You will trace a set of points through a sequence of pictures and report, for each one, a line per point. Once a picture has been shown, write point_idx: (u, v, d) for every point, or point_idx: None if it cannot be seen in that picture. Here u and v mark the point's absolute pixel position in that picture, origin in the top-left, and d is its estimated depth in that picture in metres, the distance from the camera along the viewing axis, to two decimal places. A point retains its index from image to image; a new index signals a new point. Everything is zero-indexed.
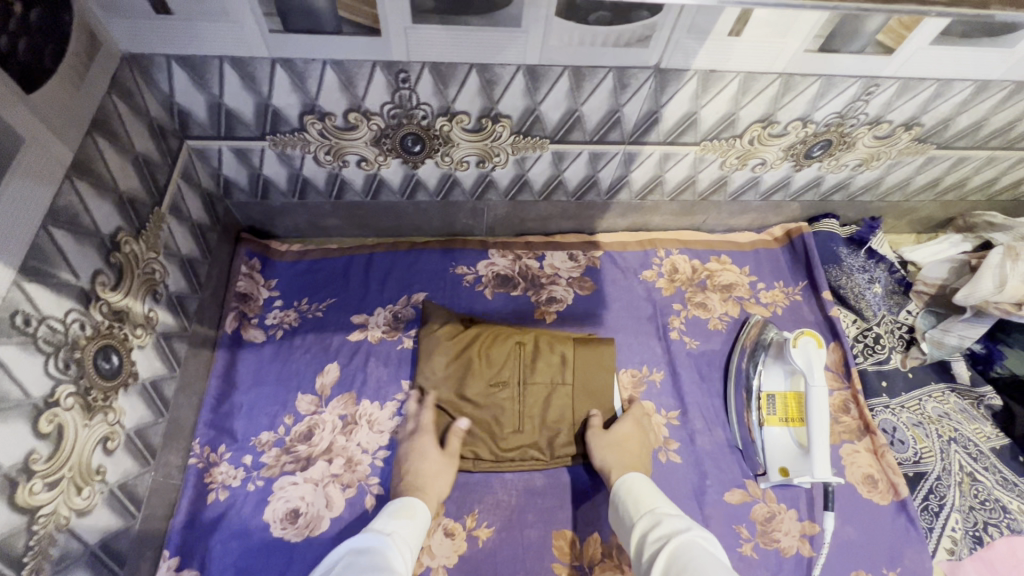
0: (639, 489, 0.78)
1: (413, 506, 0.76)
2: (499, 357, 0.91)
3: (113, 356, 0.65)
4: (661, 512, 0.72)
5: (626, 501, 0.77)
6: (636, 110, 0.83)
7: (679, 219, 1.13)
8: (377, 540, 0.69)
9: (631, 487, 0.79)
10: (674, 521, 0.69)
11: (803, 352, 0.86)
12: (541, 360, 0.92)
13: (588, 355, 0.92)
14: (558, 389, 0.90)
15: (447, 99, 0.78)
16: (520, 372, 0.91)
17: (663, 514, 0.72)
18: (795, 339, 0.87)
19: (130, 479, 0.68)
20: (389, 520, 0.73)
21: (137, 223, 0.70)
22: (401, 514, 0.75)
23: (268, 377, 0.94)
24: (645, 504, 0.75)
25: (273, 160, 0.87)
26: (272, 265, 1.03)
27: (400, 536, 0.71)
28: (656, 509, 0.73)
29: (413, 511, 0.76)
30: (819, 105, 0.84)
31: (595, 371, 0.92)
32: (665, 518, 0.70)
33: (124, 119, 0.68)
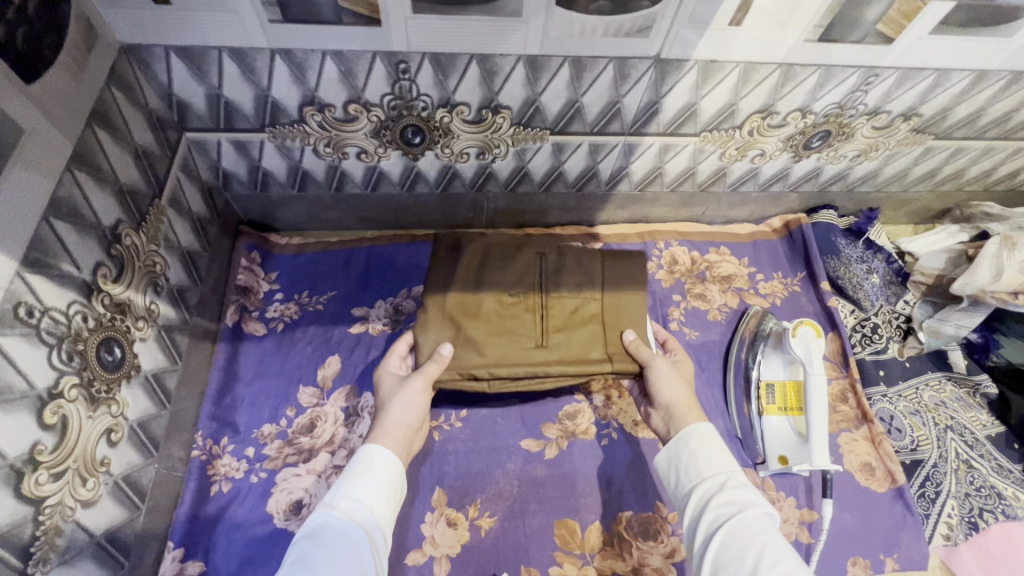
0: (709, 443, 0.71)
1: (370, 456, 0.69)
2: (518, 265, 0.81)
3: (116, 349, 0.65)
4: (734, 479, 0.67)
5: (692, 452, 0.72)
6: (636, 101, 0.83)
7: (678, 211, 1.13)
8: (325, 517, 0.63)
9: (704, 438, 0.72)
10: (744, 493, 0.65)
11: (802, 343, 0.87)
12: (567, 268, 0.81)
13: (621, 271, 0.82)
14: (587, 304, 0.79)
15: (447, 90, 0.78)
16: (542, 281, 0.80)
17: (736, 482, 0.66)
18: (794, 330, 0.89)
19: (135, 471, 0.68)
20: (344, 484, 0.67)
21: (138, 215, 0.70)
22: (357, 472, 0.68)
23: (269, 370, 0.94)
24: (716, 466, 0.69)
25: (272, 152, 0.87)
26: (272, 258, 1.03)
27: (354, 499, 0.65)
28: (733, 472, 0.68)
29: (368, 464, 0.69)
30: (819, 96, 0.85)
31: (629, 289, 0.81)
32: (737, 488, 0.65)
33: (123, 111, 0.67)
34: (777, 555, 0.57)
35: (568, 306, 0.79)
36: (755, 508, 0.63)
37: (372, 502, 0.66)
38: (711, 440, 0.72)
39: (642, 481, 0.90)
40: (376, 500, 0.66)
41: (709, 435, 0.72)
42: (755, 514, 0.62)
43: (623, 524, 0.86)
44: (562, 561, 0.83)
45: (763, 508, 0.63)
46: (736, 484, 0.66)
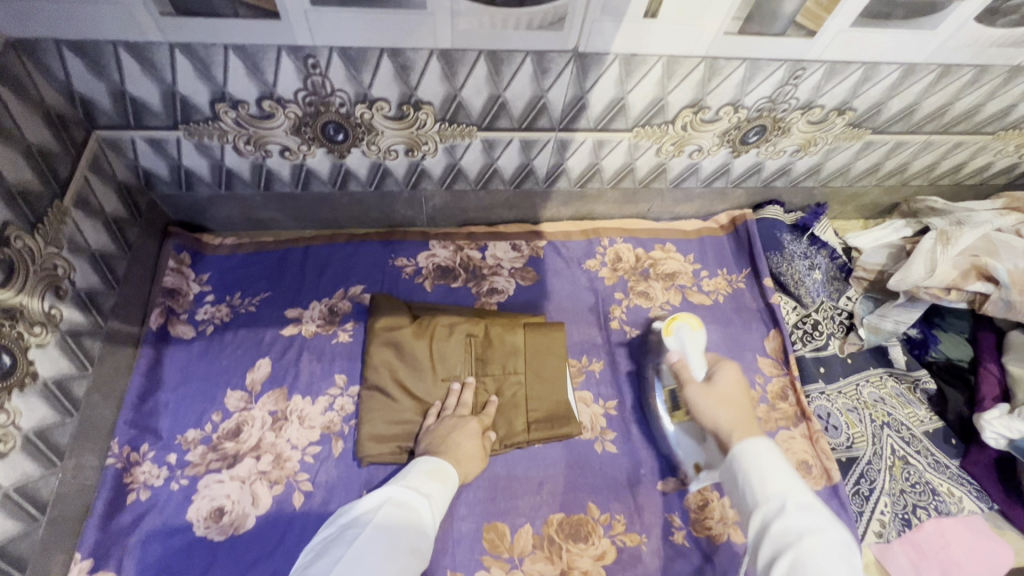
0: (771, 461, 0.63)
1: (445, 471, 0.77)
2: (450, 354, 0.92)
3: (3, 356, 0.62)
4: (792, 502, 0.59)
5: (742, 469, 0.64)
6: (562, 96, 0.81)
7: (623, 208, 1.12)
8: (411, 501, 0.71)
9: (761, 455, 0.64)
10: (810, 520, 0.57)
11: (678, 338, 0.91)
12: (493, 350, 0.93)
13: (538, 341, 0.93)
14: (510, 377, 0.92)
15: (363, 86, 0.75)
16: (473, 366, 0.92)
17: (797, 506, 0.59)
18: (669, 329, 0.93)
19: (30, 482, 0.66)
20: (425, 481, 0.75)
21: (32, 217, 0.67)
22: (435, 477, 0.76)
23: (196, 373, 0.91)
24: (768, 489, 0.61)
25: (191, 150, 0.85)
26: (204, 259, 1.01)
27: (433, 500, 0.73)
28: (790, 494, 0.60)
29: (445, 476, 0.77)
30: (749, 89, 0.83)
31: (547, 352, 0.93)
32: (799, 513, 0.58)
33: (12, 109, 0.64)
34: None
35: (496, 369, 0.92)
36: (816, 541, 0.55)
37: (438, 506, 0.74)
38: (770, 455, 0.64)
39: (575, 482, 0.89)
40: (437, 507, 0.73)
41: (772, 453, 0.64)
42: (824, 546, 0.54)
43: (555, 527, 0.85)
44: (490, 566, 0.82)
45: (832, 534, 0.56)
46: (804, 509, 0.58)
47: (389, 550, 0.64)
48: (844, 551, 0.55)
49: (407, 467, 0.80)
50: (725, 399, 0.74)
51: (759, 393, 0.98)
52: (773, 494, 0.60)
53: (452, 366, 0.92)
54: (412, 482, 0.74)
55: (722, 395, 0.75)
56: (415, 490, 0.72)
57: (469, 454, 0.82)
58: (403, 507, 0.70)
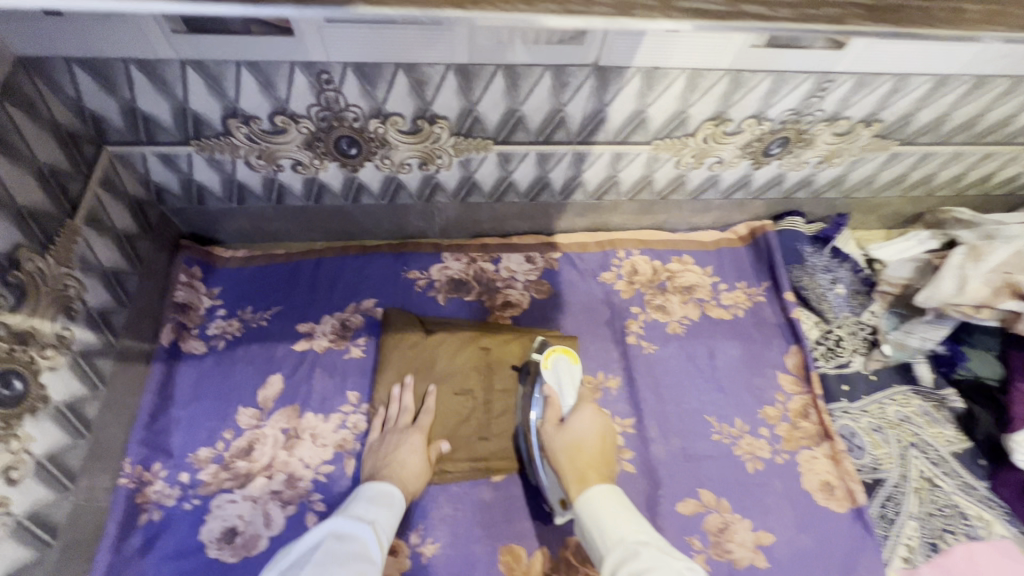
0: (609, 504, 0.66)
1: (391, 494, 0.77)
2: (463, 367, 0.92)
3: (15, 382, 0.61)
4: (640, 544, 0.61)
5: (587, 521, 0.66)
6: (580, 110, 0.79)
7: (640, 219, 1.09)
8: (355, 532, 0.70)
9: (602, 502, 0.66)
10: (650, 558, 0.59)
11: (555, 370, 0.86)
12: (504, 365, 0.93)
13: None
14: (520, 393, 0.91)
15: (377, 101, 0.74)
16: (484, 381, 0.91)
17: (640, 546, 0.61)
18: (547, 362, 0.87)
19: (42, 507, 0.65)
20: (369, 507, 0.74)
21: (43, 239, 0.66)
22: (380, 502, 0.75)
23: (207, 390, 0.90)
24: (613, 534, 0.63)
25: (203, 165, 0.83)
26: (215, 272, 1.00)
27: (381, 526, 0.72)
28: (633, 535, 0.62)
29: (391, 499, 0.76)
30: (773, 102, 0.81)
31: None
32: (642, 552, 0.60)
33: (22, 128, 0.63)
34: None
35: (505, 384, 0.92)
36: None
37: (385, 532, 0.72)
38: (608, 499, 0.67)
39: None
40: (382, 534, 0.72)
41: (606, 496, 0.67)
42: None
43: (572, 549, 0.83)
44: None
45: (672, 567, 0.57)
46: (645, 548, 0.60)
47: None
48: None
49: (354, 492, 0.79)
50: (572, 445, 0.74)
51: (780, 411, 0.96)
52: (617, 539, 0.62)
53: (467, 381, 0.91)
54: (358, 511, 0.73)
55: (571, 438, 0.75)
56: (359, 520, 0.72)
57: (414, 471, 0.81)
58: (346, 540, 0.69)
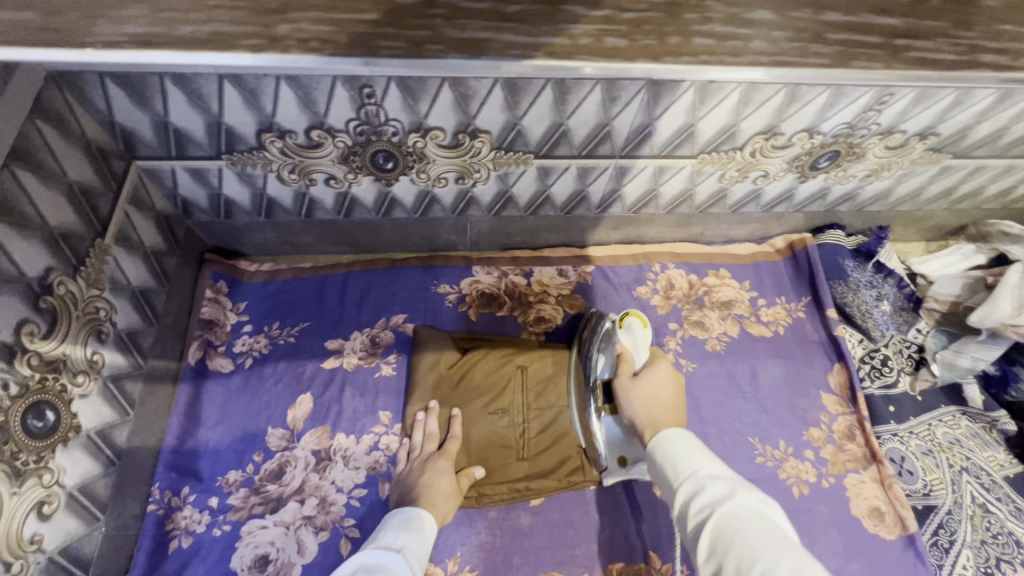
0: (682, 443, 0.64)
1: (423, 519, 0.73)
2: (498, 385, 0.86)
3: (47, 413, 0.58)
4: (706, 474, 0.59)
5: (659, 458, 0.64)
6: (627, 124, 0.75)
7: (676, 231, 1.06)
8: (387, 558, 0.64)
9: (666, 441, 0.65)
10: (719, 487, 0.56)
11: (628, 330, 0.86)
12: (545, 382, 0.85)
13: None
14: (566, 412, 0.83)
15: (418, 115, 0.71)
16: (523, 400, 0.85)
17: (707, 476, 0.59)
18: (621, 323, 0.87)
19: (74, 541, 0.63)
20: (398, 534, 0.69)
21: (74, 261, 0.63)
22: (410, 527, 0.71)
23: (235, 410, 0.88)
24: (681, 467, 0.61)
25: (233, 179, 0.80)
26: (241, 287, 0.97)
27: (412, 551, 0.67)
28: (699, 468, 0.60)
29: (422, 523, 0.72)
30: (828, 115, 0.77)
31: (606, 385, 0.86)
32: (710, 480, 0.58)
33: (53, 146, 0.60)
34: (766, 543, 0.49)
35: (547, 402, 0.84)
36: (733, 499, 0.54)
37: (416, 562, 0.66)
38: (683, 440, 0.64)
39: (632, 529, 0.84)
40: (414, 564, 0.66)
41: (673, 435, 0.65)
42: (739, 505, 0.53)
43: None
44: None
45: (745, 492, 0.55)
46: (716, 479, 0.58)
47: None
48: (764, 509, 0.53)
49: (383, 520, 0.74)
50: (647, 400, 0.74)
51: (825, 433, 0.93)
52: (686, 473, 0.60)
53: (502, 400, 0.85)
54: (386, 540, 0.68)
55: (647, 392, 0.75)
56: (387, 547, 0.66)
57: (444, 494, 0.77)
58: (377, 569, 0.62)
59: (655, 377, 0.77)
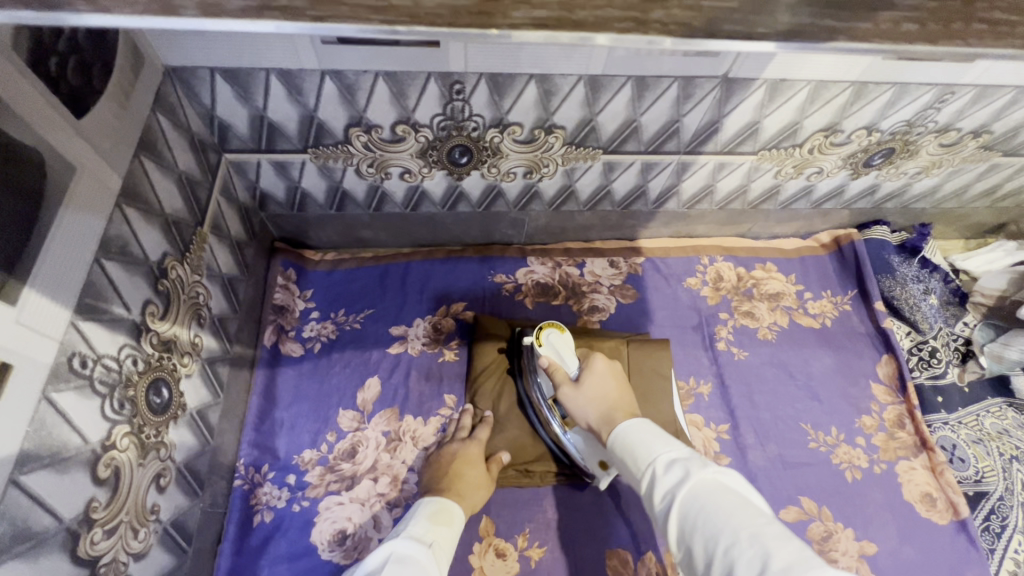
0: (636, 435, 0.62)
1: (451, 511, 0.71)
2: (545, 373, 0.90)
3: (163, 390, 0.61)
4: (661, 461, 0.57)
5: (621, 454, 0.63)
6: (697, 120, 0.78)
7: (724, 227, 1.09)
8: (419, 552, 0.63)
9: (625, 435, 0.63)
10: (677, 471, 0.55)
11: (549, 345, 0.80)
12: None
13: (644, 355, 0.90)
14: None
15: (501, 111, 0.74)
16: None
17: (665, 463, 0.57)
18: (538, 338, 0.79)
19: (181, 514, 0.65)
20: (429, 527, 0.67)
21: (182, 246, 0.66)
22: (440, 521, 0.69)
23: (307, 393, 0.91)
24: (641, 456, 0.59)
25: (313, 173, 0.83)
26: (308, 276, 1.00)
27: (440, 548, 0.65)
28: (659, 455, 0.58)
29: (450, 517, 0.70)
30: (889, 113, 0.80)
31: (652, 372, 0.89)
32: (667, 466, 0.56)
33: (168, 137, 0.64)
34: (728, 523, 0.48)
35: None
36: (695, 483, 0.53)
37: (444, 551, 0.65)
38: (637, 430, 0.63)
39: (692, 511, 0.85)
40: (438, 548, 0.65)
41: (634, 426, 0.64)
42: (699, 484, 0.52)
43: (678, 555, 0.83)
44: None
45: (701, 476, 0.53)
46: (673, 462, 0.56)
47: None
48: (722, 483, 0.52)
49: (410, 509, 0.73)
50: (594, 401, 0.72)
51: (877, 421, 0.95)
52: (645, 461, 0.59)
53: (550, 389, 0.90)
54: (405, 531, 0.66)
55: (592, 394, 0.72)
56: (418, 541, 0.64)
57: (473, 483, 0.78)
58: (408, 561, 0.61)
59: (594, 376, 0.74)
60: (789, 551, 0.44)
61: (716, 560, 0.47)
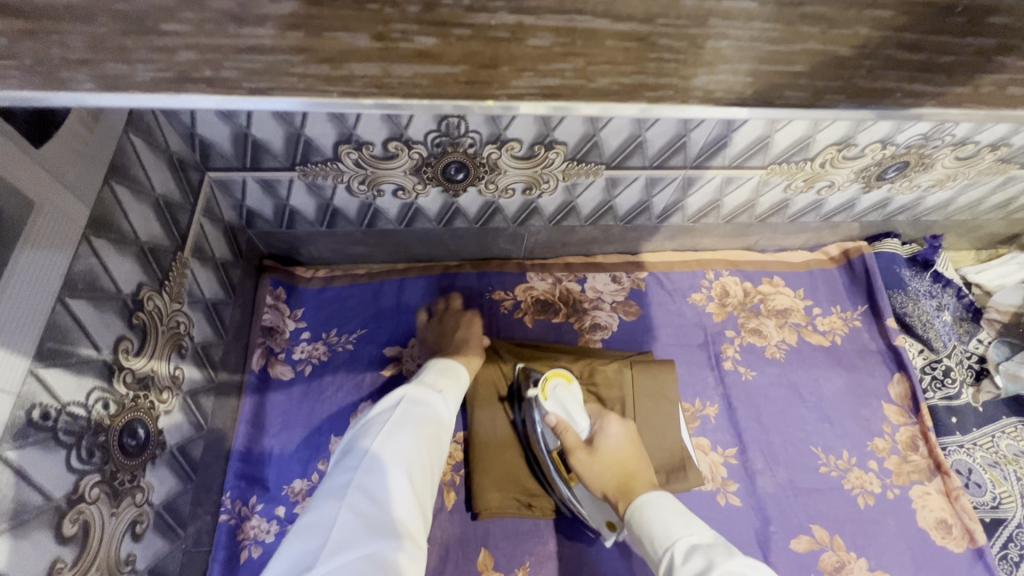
0: (656, 514, 0.62)
1: (455, 368, 0.76)
2: None
3: (139, 431, 0.57)
4: (682, 548, 0.56)
5: (640, 534, 0.62)
6: (704, 136, 0.75)
7: (730, 240, 1.05)
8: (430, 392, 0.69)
9: (646, 514, 0.63)
10: (698, 560, 0.54)
11: (556, 398, 0.77)
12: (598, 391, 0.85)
13: (646, 378, 0.86)
14: None
15: (499, 127, 0.70)
16: None
17: (686, 551, 0.56)
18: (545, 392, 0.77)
19: (160, 560, 0.62)
20: (436, 375, 0.72)
21: (161, 274, 0.62)
22: (448, 372, 0.74)
23: (298, 419, 0.87)
24: (660, 538, 0.59)
25: (302, 190, 0.79)
26: (298, 294, 0.96)
27: (450, 388, 0.71)
28: (680, 542, 0.57)
29: (457, 372, 0.76)
30: (905, 127, 0.76)
31: (656, 396, 0.85)
32: (688, 553, 0.56)
33: (144, 160, 0.60)
34: None
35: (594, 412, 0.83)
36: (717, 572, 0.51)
37: (453, 393, 0.71)
38: (657, 507, 0.63)
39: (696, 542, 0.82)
40: (418, 425, 0.63)
41: (654, 502, 0.64)
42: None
43: None
44: None
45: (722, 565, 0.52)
46: (694, 551, 0.56)
47: (418, 437, 0.61)
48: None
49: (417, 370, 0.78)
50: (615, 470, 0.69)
51: (889, 443, 0.92)
52: (664, 544, 0.58)
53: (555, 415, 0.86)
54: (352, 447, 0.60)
55: (609, 459, 0.70)
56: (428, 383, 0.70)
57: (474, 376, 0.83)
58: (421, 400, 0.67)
59: (612, 438, 0.72)
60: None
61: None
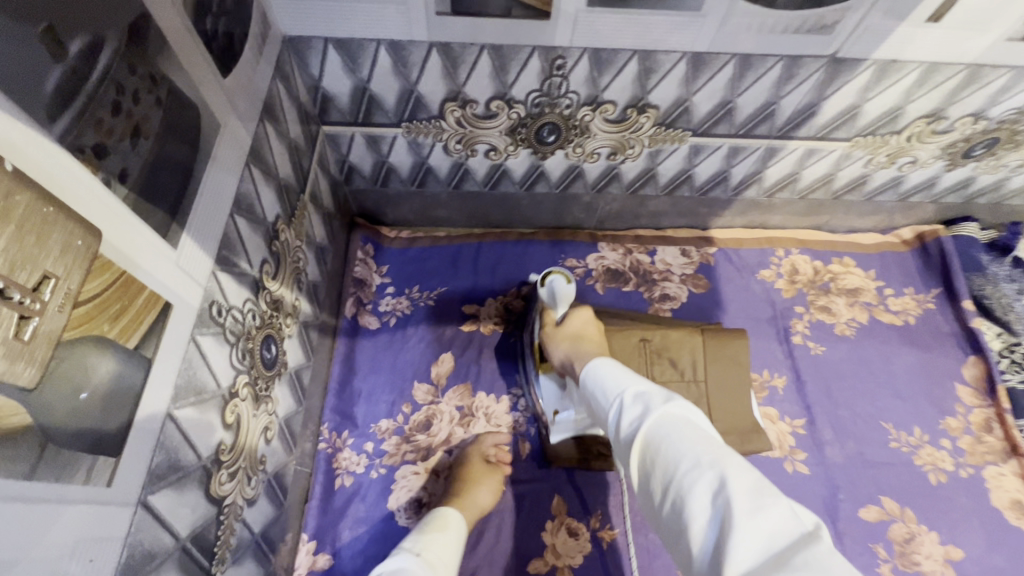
0: (611, 371, 0.56)
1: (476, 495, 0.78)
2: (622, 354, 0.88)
3: (272, 347, 0.64)
4: (627, 397, 0.51)
5: (593, 389, 0.57)
6: (794, 103, 0.77)
7: (802, 218, 1.06)
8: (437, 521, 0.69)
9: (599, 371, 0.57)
10: (642, 405, 0.49)
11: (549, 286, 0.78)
12: (669, 352, 0.86)
13: (718, 347, 0.86)
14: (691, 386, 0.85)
15: (598, 88, 0.74)
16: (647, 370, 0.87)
17: (631, 398, 0.50)
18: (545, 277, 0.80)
19: (280, 468, 0.68)
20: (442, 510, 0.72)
21: (289, 211, 0.69)
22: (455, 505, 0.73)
23: (384, 366, 0.93)
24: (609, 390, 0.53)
25: (402, 148, 0.85)
26: (384, 252, 1.03)
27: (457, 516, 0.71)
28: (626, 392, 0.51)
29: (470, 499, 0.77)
30: (1000, 100, 0.77)
31: (728, 362, 0.85)
32: (632, 402, 0.50)
33: (284, 105, 0.66)
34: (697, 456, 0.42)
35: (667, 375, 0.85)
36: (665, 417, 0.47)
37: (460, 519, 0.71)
38: (608, 366, 0.57)
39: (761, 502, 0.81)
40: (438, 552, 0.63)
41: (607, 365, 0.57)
42: (663, 419, 0.46)
43: None
44: None
45: (670, 410, 0.47)
46: (637, 396, 0.50)
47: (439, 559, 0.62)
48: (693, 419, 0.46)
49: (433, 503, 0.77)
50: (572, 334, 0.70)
51: (963, 423, 0.91)
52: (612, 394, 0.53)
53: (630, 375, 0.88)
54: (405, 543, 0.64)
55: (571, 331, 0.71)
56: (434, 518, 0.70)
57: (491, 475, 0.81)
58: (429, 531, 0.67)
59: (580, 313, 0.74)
60: (745, 476, 0.40)
61: (671, 492, 0.43)
